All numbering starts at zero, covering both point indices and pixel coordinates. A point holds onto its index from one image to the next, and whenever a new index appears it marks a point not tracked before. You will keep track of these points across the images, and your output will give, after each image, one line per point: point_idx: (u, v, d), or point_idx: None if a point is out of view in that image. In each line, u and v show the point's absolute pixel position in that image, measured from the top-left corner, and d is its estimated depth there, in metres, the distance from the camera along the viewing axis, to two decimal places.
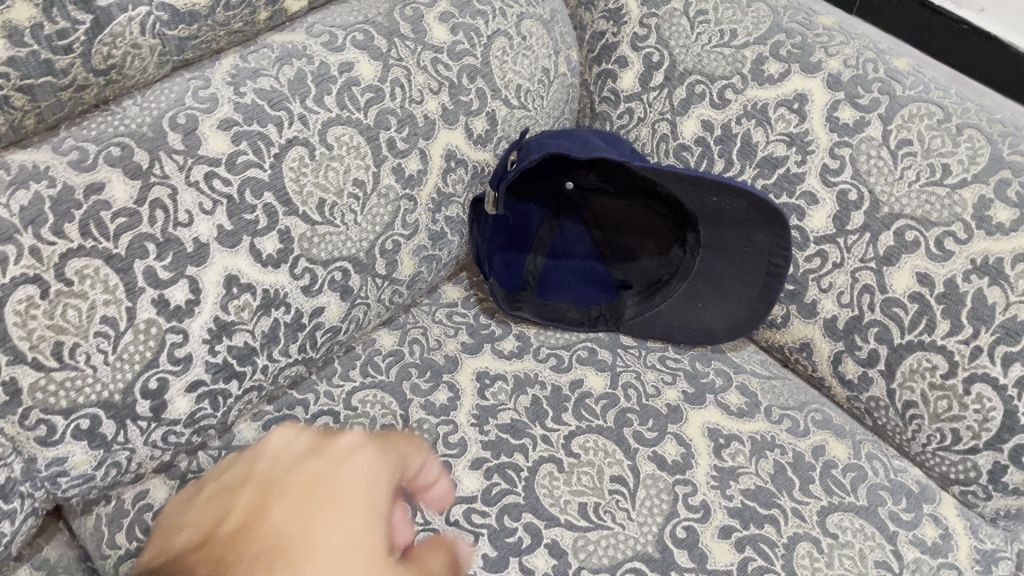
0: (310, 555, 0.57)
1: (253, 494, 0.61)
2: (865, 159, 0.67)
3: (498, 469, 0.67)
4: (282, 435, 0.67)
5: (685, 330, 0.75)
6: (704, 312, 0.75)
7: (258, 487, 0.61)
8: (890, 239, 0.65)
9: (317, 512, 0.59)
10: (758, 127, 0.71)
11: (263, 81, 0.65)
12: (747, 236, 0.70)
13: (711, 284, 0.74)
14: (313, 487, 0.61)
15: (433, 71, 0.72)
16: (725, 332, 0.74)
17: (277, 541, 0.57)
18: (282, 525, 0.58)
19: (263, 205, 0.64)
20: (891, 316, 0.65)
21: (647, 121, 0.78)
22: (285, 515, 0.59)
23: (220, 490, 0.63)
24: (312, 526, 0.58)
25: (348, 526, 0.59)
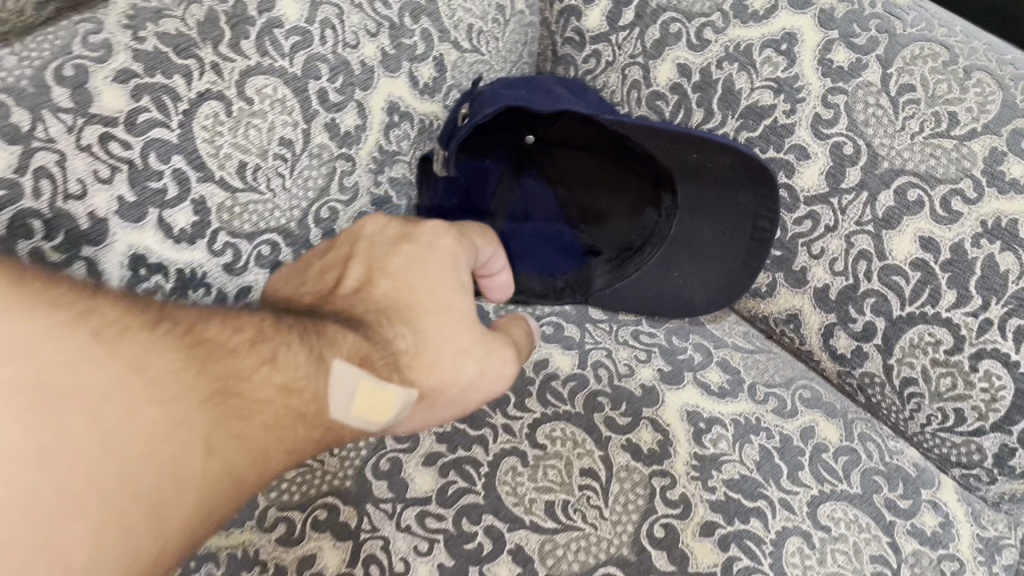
0: (430, 310, 0.51)
1: (345, 268, 0.54)
2: (862, 108, 0.59)
3: (455, 465, 0.60)
4: (378, 219, 0.57)
5: (660, 302, 0.68)
6: (680, 282, 0.68)
7: (366, 268, 0.53)
8: (890, 199, 0.58)
9: (413, 254, 0.54)
10: (742, 71, 0.63)
11: (166, 22, 0.55)
12: (731, 196, 0.62)
13: (687, 249, 0.67)
14: (410, 277, 0.52)
15: (370, 10, 0.63)
16: (705, 303, 0.67)
17: (355, 309, 0.51)
18: (401, 267, 0.53)
19: (171, 170, 0.55)
20: (891, 286, 0.58)
21: (616, 66, 0.69)
22: (356, 290, 0.52)
23: (336, 260, 0.55)
24: (420, 283, 0.52)
25: (445, 292, 0.52)
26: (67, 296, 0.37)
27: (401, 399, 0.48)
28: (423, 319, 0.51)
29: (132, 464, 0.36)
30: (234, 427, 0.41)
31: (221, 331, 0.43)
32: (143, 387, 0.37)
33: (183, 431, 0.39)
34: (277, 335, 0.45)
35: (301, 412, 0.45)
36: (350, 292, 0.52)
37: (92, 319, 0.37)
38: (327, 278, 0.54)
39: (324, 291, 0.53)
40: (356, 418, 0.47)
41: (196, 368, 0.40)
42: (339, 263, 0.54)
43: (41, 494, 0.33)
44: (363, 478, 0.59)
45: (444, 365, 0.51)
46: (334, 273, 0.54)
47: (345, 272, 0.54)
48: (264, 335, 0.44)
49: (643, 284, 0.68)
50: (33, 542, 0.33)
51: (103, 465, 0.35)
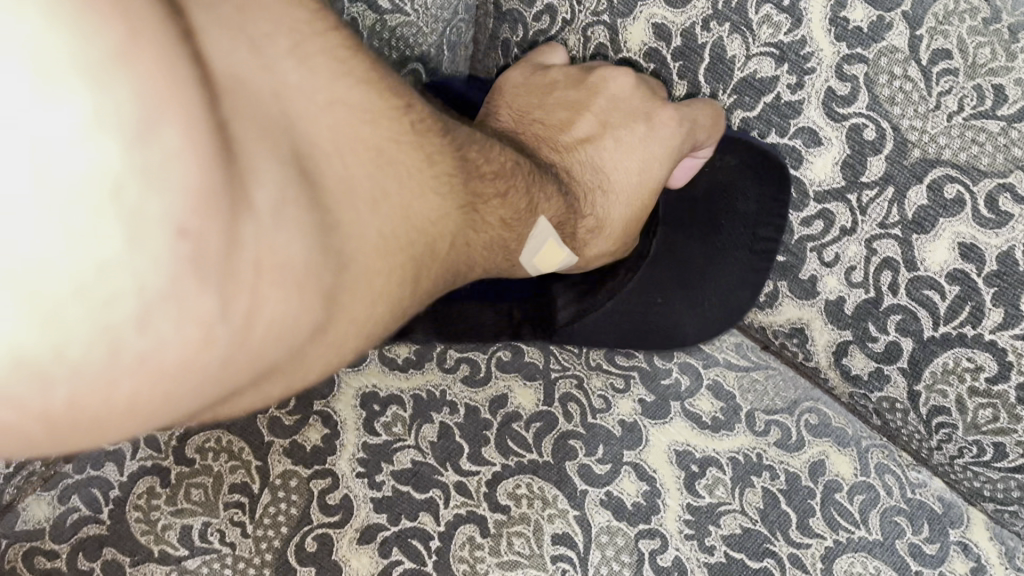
0: (625, 199, 0.52)
1: (565, 115, 0.53)
2: (886, 81, 0.47)
3: (398, 539, 0.50)
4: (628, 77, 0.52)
5: (645, 337, 0.57)
6: (666, 312, 0.58)
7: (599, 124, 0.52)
8: (922, 196, 0.47)
9: (644, 130, 0.51)
10: (734, 34, 0.50)
11: None
12: (731, 205, 0.56)
13: (676, 275, 0.58)
14: (628, 157, 0.51)
15: None
16: (695, 335, 0.57)
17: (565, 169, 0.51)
18: (626, 143, 0.51)
19: None
20: (922, 302, 0.48)
21: (576, 26, 0.56)
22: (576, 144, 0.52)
23: (563, 99, 0.53)
24: (632, 164, 0.51)
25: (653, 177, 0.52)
26: (397, 87, 0.41)
27: (568, 260, 0.52)
28: (614, 203, 0.52)
29: (428, 230, 0.41)
30: (467, 238, 0.44)
31: (481, 156, 0.44)
32: (432, 181, 0.40)
33: (441, 229, 0.41)
34: (515, 175, 0.46)
35: (506, 245, 0.48)
36: (563, 138, 0.52)
37: (410, 112, 0.40)
38: (556, 112, 0.53)
39: (546, 126, 0.53)
40: (533, 267, 0.51)
41: (462, 180, 0.42)
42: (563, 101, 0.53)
43: (371, 228, 0.37)
44: (285, 565, 0.49)
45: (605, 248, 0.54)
46: (557, 110, 0.53)
47: (568, 117, 0.53)
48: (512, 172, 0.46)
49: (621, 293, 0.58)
50: (344, 276, 0.36)
51: (412, 223, 0.39)
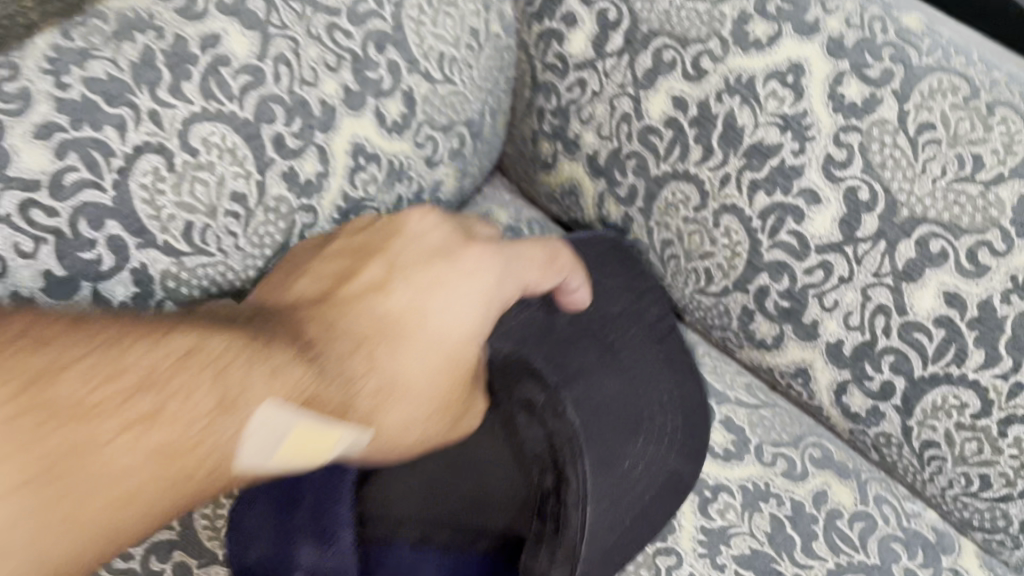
0: (410, 342, 0.48)
1: (376, 266, 0.51)
2: (878, 148, 0.53)
3: None
4: (438, 229, 0.53)
5: (637, 504, 0.54)
6: (647, 459, 0.55)
7: (422, 276, 0.50)
8: (911, 250, 0.53)
9: (435, 278, 0.50)
10: (744, 105, 0.57)
11: (93, 65, 0.48)
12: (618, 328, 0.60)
13: (624, 425, 0.55)
14: (430, 299, 0.49)
15: (329, 41, 0.56)
16: (687, 464, 0.57)
17: (406, 305, 0.49)
18: (422, 282, 0.50)
19: (106, 237, 0.49)
20: (912, 344, 0.54)
21: (604, 96, 0.63)
22: (413, 288, 0.50)
23: (356, 248, 0.52)
24: (438, 303, 0.49)
25: (460, 312, 0.49)
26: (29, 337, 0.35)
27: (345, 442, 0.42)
28: (397, 347, 0.47)
29: (137, 506, 0.35)
30: (198, 477, 0.37)
31: (212, 360, 0.39)
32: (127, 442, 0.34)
33: (136, 469, 0.34)
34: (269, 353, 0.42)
35: (224, 462, 0.38)
36: (405, 287, 0.50)
37: (52, 362, 0.35)
38: (312, 281, 0.50)
39: (331, 279, 0.51)
40: (280, 464, 0.41)
41: (149, 407, 0.36)
42: (348, 256, 0.52)
43: None
44: None
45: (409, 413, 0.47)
46: (343, 262, 0.52)
47: (378, 264, 0.51)
48: (208, 355, 0.39)
49: (532, 436, 0.52)
50: None
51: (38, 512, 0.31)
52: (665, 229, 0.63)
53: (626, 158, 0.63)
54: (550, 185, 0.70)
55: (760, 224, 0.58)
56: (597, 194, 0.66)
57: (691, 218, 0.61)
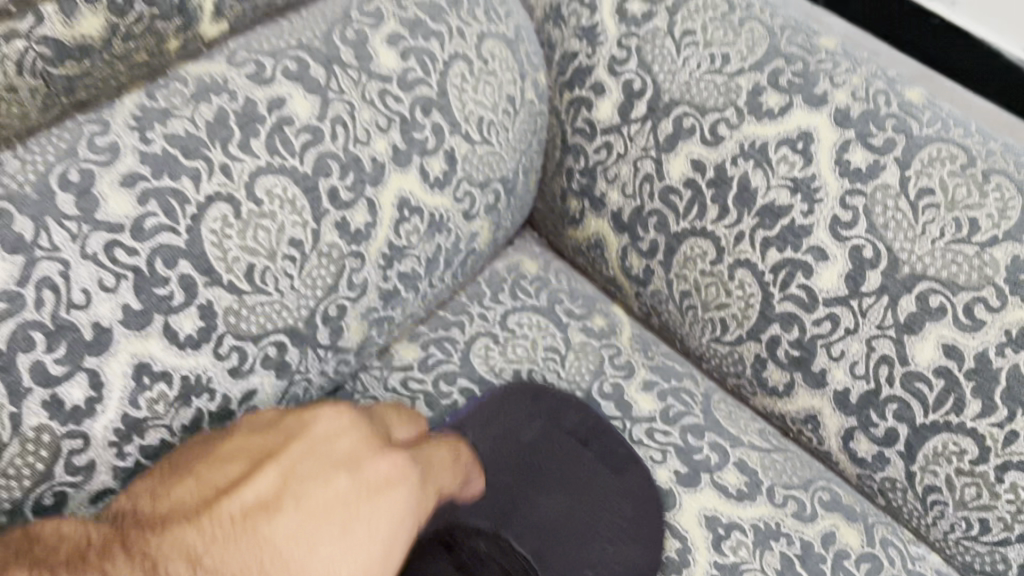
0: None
1: (251, 461, 0.46)
2: (881, 211, 0.58)
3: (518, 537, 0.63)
4: (337, 419, 0.49)
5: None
6: (597, 549, 0.59)
7: (353, 478, 0.45)
8: (912, 304, 0.57)
9: (341, 502, 0.44)
10: (757, 169, 0.62)
11: (174, 123, 0.55)
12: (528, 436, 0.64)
13: (544, 537, 0.58)
14: (325, 527, 0.42)
15: (381, 105, 0.62)
16: (641, 547, 0.59)
17: (275, 492, 0.43)
18: (321, 504, 0.43)
19: (178, 275, 0.54)
20: (913, 393, 0.57)
21: (628, 158, 0.68)
22: (279, 479, 0.44)
23: (250, 452, 0.47)
24: (324, 531, 0.42)
25: (365, 543, 0.43)
26: None
27: None
28: None
29: None
30: None
31: None
32: None
33: None
34: None
35: None
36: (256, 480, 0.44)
37: None
38: (221, 473, 0.45)
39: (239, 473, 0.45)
40: None
41: None
42: (247, 459, 0.46)
43: None
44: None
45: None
46: (242, 467, 0.46)
47: (255, 458, 0.46)
48: None
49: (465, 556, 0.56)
50: None
51: None
52: (683, 281, 0.68)
53: (648, 215, 0.68)
54: (578, 239, 0.75)
55: (772, 277, 0.62)
56: (621, 248, 0.71)
57: (707, 271, 0.66)
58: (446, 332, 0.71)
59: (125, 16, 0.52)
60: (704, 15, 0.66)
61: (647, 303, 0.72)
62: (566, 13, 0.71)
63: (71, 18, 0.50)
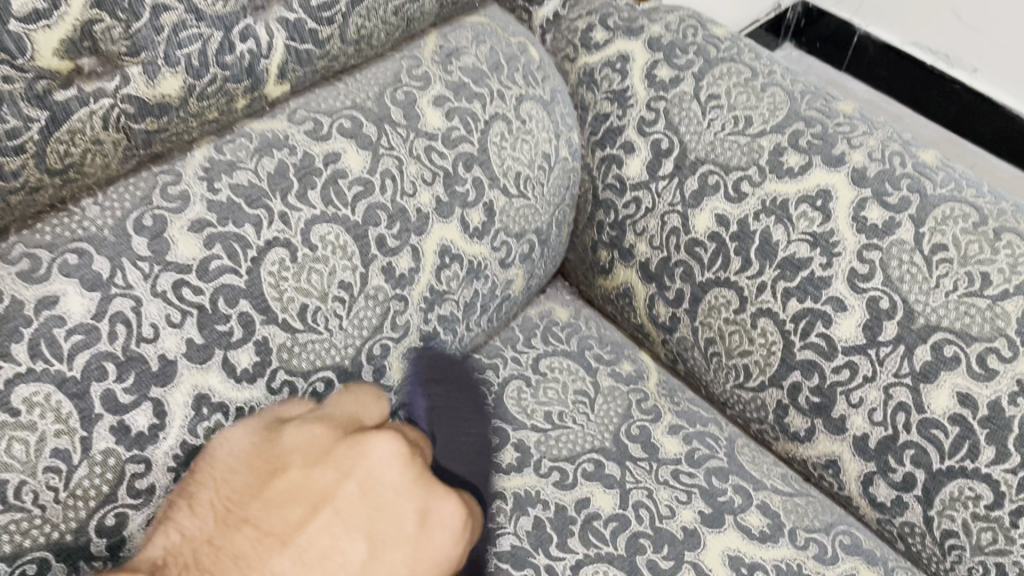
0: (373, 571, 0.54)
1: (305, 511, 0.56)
2: (897, 264, 0.61)
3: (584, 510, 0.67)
4: (387, 453, 0.58)
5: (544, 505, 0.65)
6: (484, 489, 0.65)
7: (419, 510, 0.57)
8: (927, 353, 0.60)
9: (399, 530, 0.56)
10: (779, 224, 0.66)
11: (240, 175, 0.60)
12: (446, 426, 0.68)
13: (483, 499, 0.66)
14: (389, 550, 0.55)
15: (426, 160, 0.67)
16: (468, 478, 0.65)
17: (332, 543, 0.54)
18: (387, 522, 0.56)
19: (238, 313, 0.59)
20: (930, 439, 0.60)
21: (656, 212, 0.72)
22: (341, 529, 0.55)
23: (313, 496, 0.56)
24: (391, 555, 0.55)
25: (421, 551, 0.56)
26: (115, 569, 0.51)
27: None
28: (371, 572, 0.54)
29: None
30: None
31: None
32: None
33: None
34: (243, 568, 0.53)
35: None
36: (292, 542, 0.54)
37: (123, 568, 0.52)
38: (250, 482, 0.57)
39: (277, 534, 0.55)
40: None
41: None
42: (302, 501, 0.56)
43: None
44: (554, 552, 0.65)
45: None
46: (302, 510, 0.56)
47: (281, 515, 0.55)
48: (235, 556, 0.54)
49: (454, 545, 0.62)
50: None
51: None
52: (707, 328, 0.71)
53: (674, 266, 0.72)
54: (607, 288, 0.79)
55: (793, 326, 0.65)
56: (648, 297, 0.75)
57: (731, 320, 0.69)
58: (481, 373, 0.74)
59: (201, 78, 0.57)
60: (730, 80, 0.71)
61: (673, 350, 0.75)
62: (598, 78, 0.76)
63: (154, 79, 0.55)
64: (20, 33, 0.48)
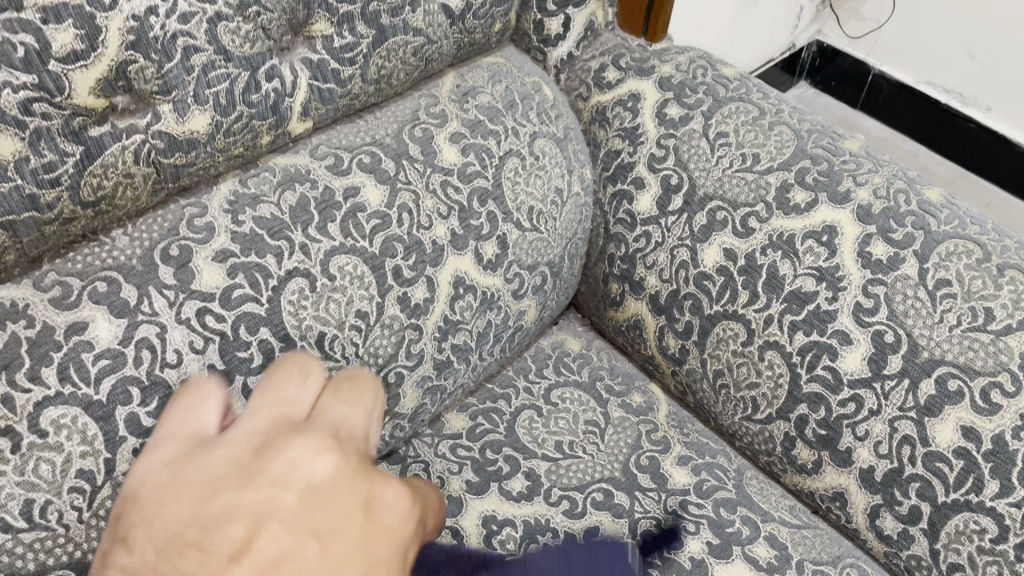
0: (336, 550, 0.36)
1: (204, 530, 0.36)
2: (901, 299, 0.63)
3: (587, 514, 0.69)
4: (322, 460, 0.39)
5: None
6: None
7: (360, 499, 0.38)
8: (931, 387, 0.61)
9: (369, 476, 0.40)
10: (785, 259, 0.67)
11: (263, 208, 0.62)
12: None
13: None
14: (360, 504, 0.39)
15: (442, 194, 0.69)
16: None
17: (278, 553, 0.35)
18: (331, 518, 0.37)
19: (258, 341, 0.61)
20: (934, 472, 0.60)
21: (665, 247, 0.74)
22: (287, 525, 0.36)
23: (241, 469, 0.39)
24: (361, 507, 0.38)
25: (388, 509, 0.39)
26: None
27: None
28: None
29: None
30: None
31: None
32: None
33: None
34: None
35: None
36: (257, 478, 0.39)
37: None
38: (180, 508, 0.37)
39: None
40: None
41: None
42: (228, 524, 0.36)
43: None
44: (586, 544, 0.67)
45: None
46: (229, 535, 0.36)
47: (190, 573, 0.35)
48: None
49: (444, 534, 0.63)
50: None
51: None
52: (716, 360, 0.72)
53: (683, 299, 0.73)
54: (618, 320, 0.81)
55: (799, 358, 0.67)
56: (658, 329, 0.76)
57: (740, 352, 0.70)
58: (493, 403, 0.77)
59: (228, 115, 0.60)
60: (738, 119, 0.73)
61: (682, 382, 0.76)
62: (610, 116, 0.78)
63: (183, 117, 0.57)
64: (59, 73, 0.50)
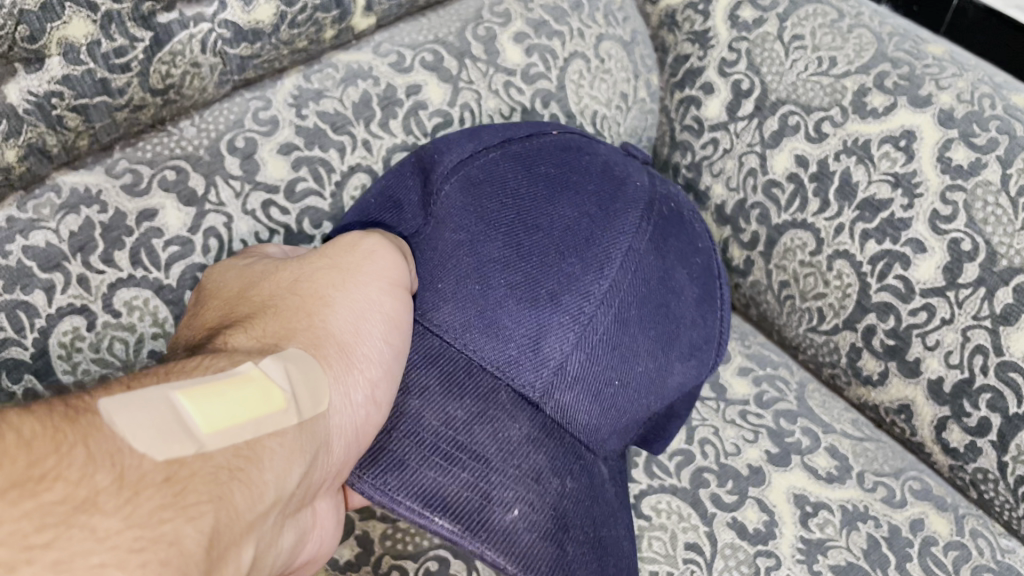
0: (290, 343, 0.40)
1: (21, 498, 0.24)
2: (981, 207, 0.60)
3: (711, 442, 0.65)
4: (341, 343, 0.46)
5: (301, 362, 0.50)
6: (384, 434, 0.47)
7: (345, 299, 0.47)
8: (1009, 295, 0.59)
9: None
10: (860, 164, 0.65)
11: (327, 103, 0.62)
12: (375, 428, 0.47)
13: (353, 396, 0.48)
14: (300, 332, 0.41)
15: (505, 95, 0.68)
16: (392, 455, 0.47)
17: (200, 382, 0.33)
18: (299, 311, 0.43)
19: (321, 234, 0.61)
20: (1007, 382, 0.59)
21: (733, 153, 0.72)
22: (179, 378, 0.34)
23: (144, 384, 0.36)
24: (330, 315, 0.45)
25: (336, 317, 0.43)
26: None
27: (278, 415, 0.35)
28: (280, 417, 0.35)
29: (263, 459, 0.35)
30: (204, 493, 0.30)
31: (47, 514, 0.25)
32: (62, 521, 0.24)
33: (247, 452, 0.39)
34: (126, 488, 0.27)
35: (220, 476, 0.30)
36: (11, 500, 0.24)
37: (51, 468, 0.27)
38: None
39: (164, 482, 0.28)
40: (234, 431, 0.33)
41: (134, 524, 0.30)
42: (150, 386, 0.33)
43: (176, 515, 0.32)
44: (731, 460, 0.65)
45: (258, 326, 0.41)
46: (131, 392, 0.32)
47: (49, 478, 0.25)
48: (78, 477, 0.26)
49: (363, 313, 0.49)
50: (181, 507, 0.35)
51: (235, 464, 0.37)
52: (782, 271, 0.70)
53: (751, 208, 0.71)
54: None
55: (870, 268, 0.65)
56: (723, 240, 0.74)
57: (806, 262, 0.68)
58: None
59: (292, 6, 0.59)
60: (815, 21, 0.70)
61: (746, 295, 0.75)
62: (680, 19, 0.76)
63: (249, 6, 0.57)
64: None
